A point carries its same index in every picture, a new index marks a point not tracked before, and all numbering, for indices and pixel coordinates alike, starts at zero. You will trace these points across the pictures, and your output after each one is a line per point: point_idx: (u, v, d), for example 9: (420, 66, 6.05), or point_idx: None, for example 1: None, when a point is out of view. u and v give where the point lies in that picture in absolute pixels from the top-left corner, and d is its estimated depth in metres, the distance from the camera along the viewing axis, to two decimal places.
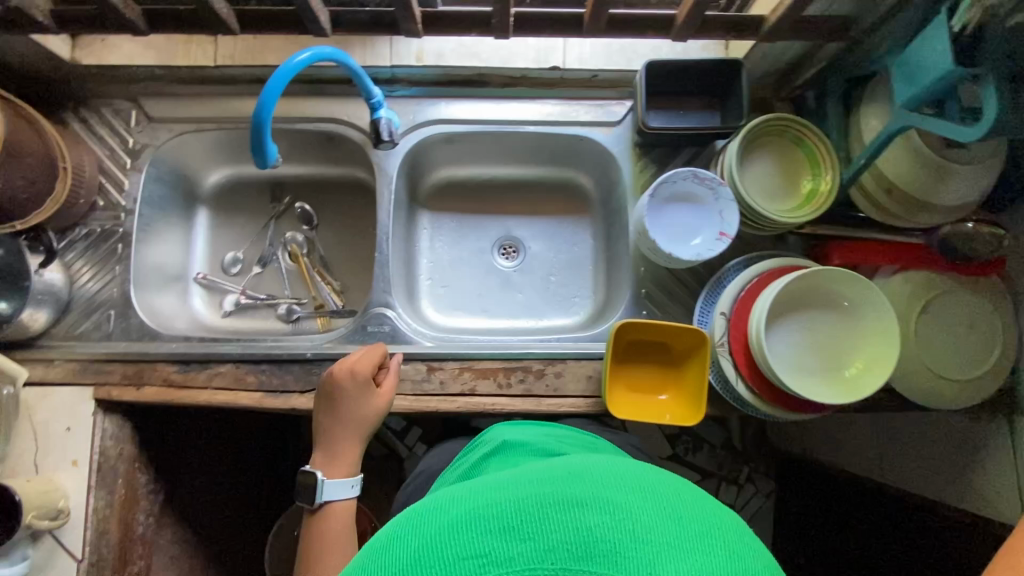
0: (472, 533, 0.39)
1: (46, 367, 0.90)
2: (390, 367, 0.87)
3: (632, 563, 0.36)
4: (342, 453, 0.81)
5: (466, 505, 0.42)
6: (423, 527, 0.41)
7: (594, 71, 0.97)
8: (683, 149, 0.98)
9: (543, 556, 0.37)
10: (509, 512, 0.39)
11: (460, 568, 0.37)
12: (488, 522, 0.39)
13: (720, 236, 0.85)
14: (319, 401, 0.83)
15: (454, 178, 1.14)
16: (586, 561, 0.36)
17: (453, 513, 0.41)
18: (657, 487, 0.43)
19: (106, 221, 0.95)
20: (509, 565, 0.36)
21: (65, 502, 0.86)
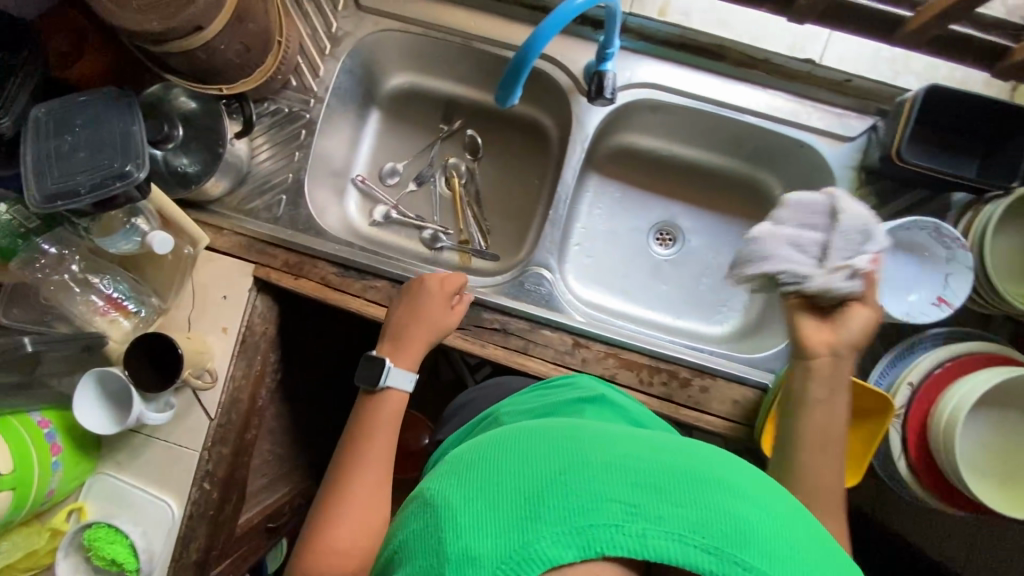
0: (608, 475, 0.40)
1: (215, 233, 0.91)
2: (464, 298, 0.83)
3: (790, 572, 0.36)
4: (407, 345, 0.79)
5: (615, 448, 0.43)
6: (562, 455, 0.42)
7: (850, 75, 0.86)
8: (914, 190, 0.87)
9: (698, 525, 0.37)
10: (657, 473, 0.40)
11: (612, 507, 0.38)
12: (636, 474, 0.40)
13: (937, 301, 0.77)
14: (400, 296, 0.82)
15: (633, 146, 1.06)
16: (740, 549, 0.36)
17: (604, 452, 0.42)
18: (801, 511, 0.43)
19: (295, 102, 0.93)
20: (658, 523, 0.37)
21: (211, 364, 0.90)
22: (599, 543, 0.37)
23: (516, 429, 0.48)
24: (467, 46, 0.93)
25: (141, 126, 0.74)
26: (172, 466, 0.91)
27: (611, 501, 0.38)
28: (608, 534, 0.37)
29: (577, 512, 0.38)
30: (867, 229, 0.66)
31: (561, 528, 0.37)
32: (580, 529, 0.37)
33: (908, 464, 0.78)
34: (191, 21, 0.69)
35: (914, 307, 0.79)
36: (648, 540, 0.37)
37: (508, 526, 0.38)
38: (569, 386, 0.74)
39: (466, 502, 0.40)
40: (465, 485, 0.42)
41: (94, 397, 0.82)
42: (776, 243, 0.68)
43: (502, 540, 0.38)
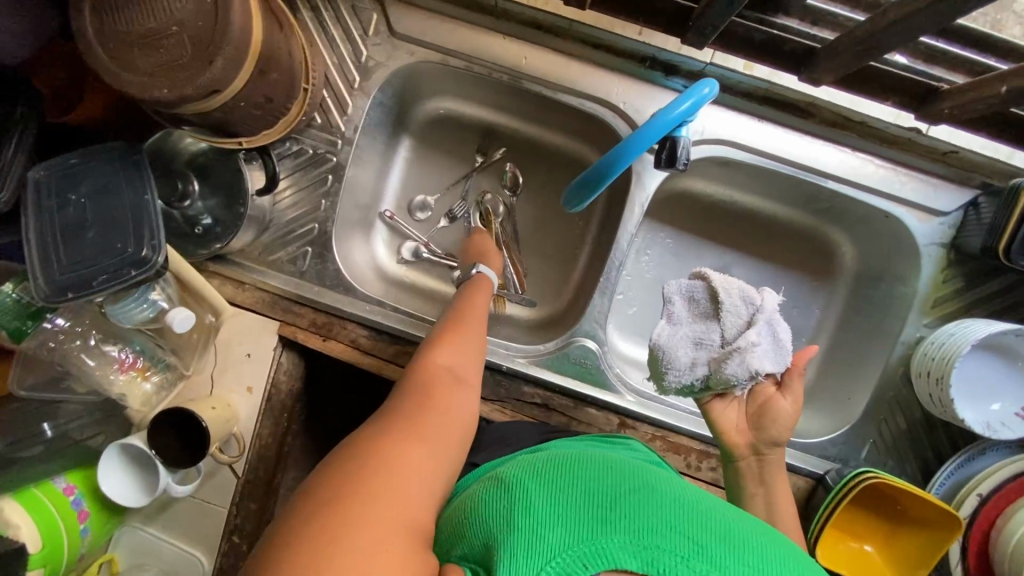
0: (690, 521, 0.43)
1: (236, 288, 0.85)
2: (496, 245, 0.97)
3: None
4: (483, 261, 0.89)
5: (697, 502, 0.47)
6: (654, 491, 0.47)
7: (958, 148, 0.74)
8: (1007, 275, 0.79)
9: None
10: (735, 536, 0.43)
11: (682, 542, 0.41)
12: (717, 530, 0.43)
13: (1022, 412, 0.72)
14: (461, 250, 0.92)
15: (690, 190, 0.96)
16: None
17: (678, 497, 0.47)
18: None
19: (320, 142, 0.83)
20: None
21: (236, 427, 0.86)
22: (662, 563, 0.39)
23: (599, 455, 0.53)
24: (515, 85, 0.82)
25: (155, 194, 0.66)
26: (200, 522, 0.90)
27: (679, 534, 0.42)
28: (673, 560, 0.40)
29: (645, 532, 0.42)
30: (716, 288, 0.69)
31: (630, 538, 0.41)
32: (647, 546, 0.40)
33: (964, 572, 0.74)
34: (207, 86, 0.59)
35: (997, 417, 0.72)
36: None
37: (579, 521, 0.43)
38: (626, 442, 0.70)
39: (544, 492, 0.47)
40: (544, 482, 0.48)
41: (120, 467, 0.78)
42: (680, 344, 0.70)
43: (572, 530, 0.43)
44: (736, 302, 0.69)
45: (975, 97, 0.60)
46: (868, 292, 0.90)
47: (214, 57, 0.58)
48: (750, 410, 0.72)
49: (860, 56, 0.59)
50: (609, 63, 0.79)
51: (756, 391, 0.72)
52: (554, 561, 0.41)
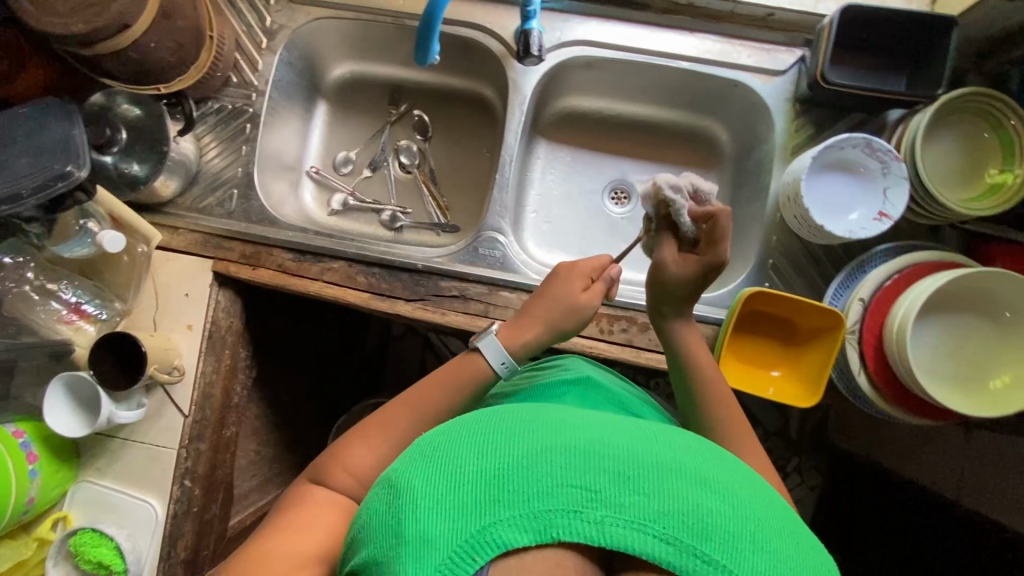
0: (577, 464, 0.42)
1: (172, 234, 0.93)
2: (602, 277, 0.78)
3: (744, 561, 0.39)
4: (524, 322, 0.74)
5: (581, 433, 0.44)
6: (535, 436, 0.44)
7: (771, 9, 0.87)
8: (848, 115, 0.88)
9: (656, 516, 0.40)
10: (625, 461, 0.42)
11: (571, 494, 0.40)
12: (604, 462, 0.42)
13: (878, 216, 0.78)
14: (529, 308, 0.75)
15: (578, 109, 1.06)
16: (700, 539, 0.39)
17: (572, 436, 0.44)
18: (766, 491, 0.46)
19: (238, 98, 0.96)
20: (619, 511, 0.40)
21: (179, 361, 0.91)
22: (555, 529, 0.40)
23: (490, 412, 0.49)
24: (398, 25, 0.97)
25: (81, 131, 0.77)
26: (151, 468, 0.92)
27: (572, 486, 0.41)
28: (567, 518, 0.40)
29: (534, 497, 0.40)
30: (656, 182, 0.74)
31: (519, 512, 0.40)
32: (537, 513, 0.40)
33: (867, 377, 0.78)
34: (115, 18, 0.72)
35: (857, 225, 0.80)
36: (606, 527, 0.40)
37: (465, 511, 0.41)
38: (556, 368, 0.78)
39: (427, 488, 0.42)
40: (428, 470, 0.43)
41: (65, 402, 0.83)
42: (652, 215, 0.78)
43: (459, 524, 0.40)
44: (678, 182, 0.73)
45: None
46: (746, 165, 0.99)
47: None
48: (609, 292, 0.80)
49: None
50: None
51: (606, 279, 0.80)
52: (440, 566, 0.39)
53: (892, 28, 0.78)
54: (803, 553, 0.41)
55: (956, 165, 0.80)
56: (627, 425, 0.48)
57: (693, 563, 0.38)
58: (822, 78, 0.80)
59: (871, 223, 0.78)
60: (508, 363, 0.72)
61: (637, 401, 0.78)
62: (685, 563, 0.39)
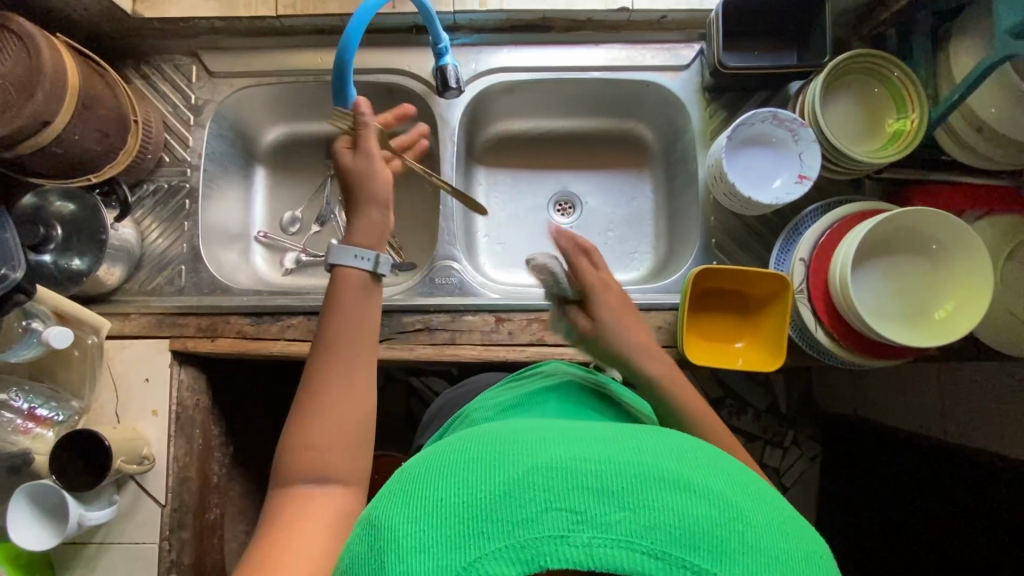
0: (558, 486, 0.41)
1: (123, 320, 0.91)
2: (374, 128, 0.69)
3: (734, 568, 0.38)
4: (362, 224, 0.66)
5: (562, 451, 0.43)
6: (513, 462, 0.43)
7: (663, 12, 0.93)
8: (754, 94, 0.94)
9: (643, 531, 0.39)
10: (607, 475, 0.41)
11: (555, 520, 0.39)
12: (585, 479, 0.41)
13: (799, 178, 0.83)
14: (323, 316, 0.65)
15: (509, 133, 1.11)
16: (689, 549, 0.38)
17: (551, 455, 0.43)
18: (758, 487, 0.45)
19: (173, 176, 0.96)
20: (604, 530, 0.39)
21: (148, 449, 0.88)
22: (542, 557, 0.39)
23: (468, 442, 0.48)
24: (321, 82, 1.00)
25: (12, 232, 0.76)
26: (134, 568, 0.87)
27: (556, 510, 0.40)
28: (554, 544, 0.39)
29: (518, 527, 0.39)
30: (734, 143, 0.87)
31: (504, 543, 0.39)
32: (524, 542, 0.39)
33: (825, 332, 0.80)
34: (33, 117, 0.72)
35: (781, 190, 0.84)
36: (595, 549, 0.39)
37: (452, 547, 0.40)
38: (532, 375, 0.78)
39: (410, 530, 0.41)
40: (411, 508, 0.43)
41: (29, 513, 0.78)
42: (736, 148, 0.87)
43: (445, 561, 0.39)
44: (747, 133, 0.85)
45: None
46: (673, 157, 1.04)
47: (34, 93, 0.72)
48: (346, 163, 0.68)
49: None
50: (386, 40, 0.97)
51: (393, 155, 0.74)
52: None
53: (773, 12, 0.85)
54: (799, 549, 0.41)
55: (854, 122, 0.86)
56: (612, 435, 0.47)
57: (684, 575, 0.38)
58: (721, 65, 0.86)
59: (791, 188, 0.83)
60: (364, 254, 0.65)
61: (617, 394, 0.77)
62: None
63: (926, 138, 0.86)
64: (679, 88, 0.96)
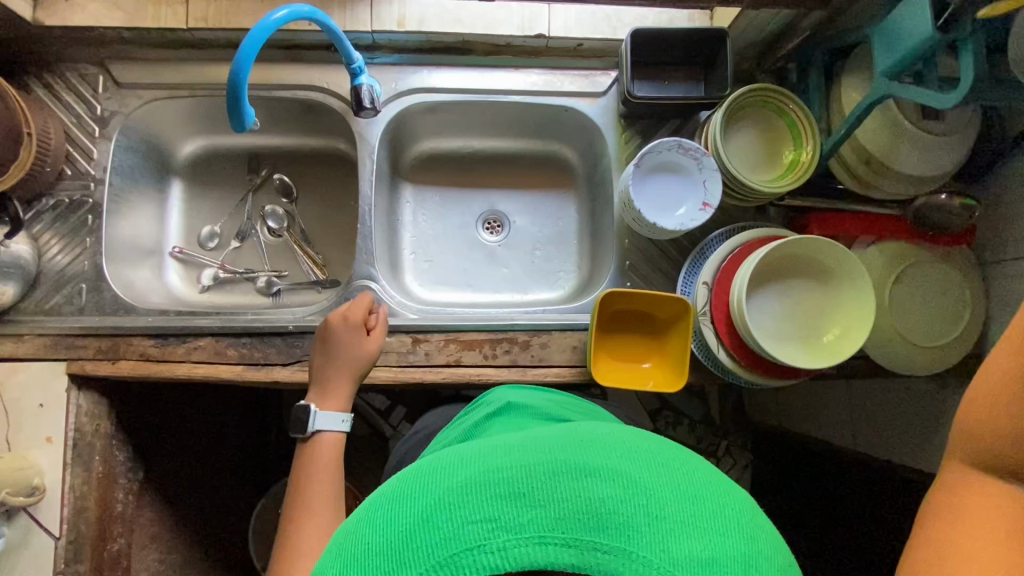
0: (473, 500, 0.44)
1: (15, 342, 0.87)
2: (381, 313, 0.88)
3: (641, 538, 0.41)
4: (334, 389, 0.83)
5: (475, 467, 0.46)
6: (432, 490, 0.46)
7: (580, 40, 0.96)
8: (667, 121, 0.98)
9: (553, 524, 0.42)
10: (516, 479, 0.44)
11: (472, 532, 0.42)
12: (497, 488, 0.44)
13: (702, 206, 0.86)
14: (305, 467, 0.79)
15: (437, 151, 1.11)
16: (598, 531, 0.41)
17: (466, 473, 0.46)
18: (661, 454, 0.49)
19: (75, 190, 0.92)
20: (518, 529, 0.42)
21: (40, 479, 0.84)
22: (464, 570, 0.41)
23: (395, 481, 0.51)
24: None
25: None
26: None
27: (473, 522, 0.42)
28: (475, 555, 0.41)
29: (439, 547, 0.42)
30: (643, 168, 0.89)
31: (429, 565, 0.42)
32: (446, 560, 0.42)
33: (727, 351, 0.84)
34: None
35: (686, 218, 0.87)
36: (511, 551, 0.41)
37: None
38: (482, 405, 0.80)
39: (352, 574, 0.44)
40: (346, 554, 0.46)
41: None
42: (643, 173, 0.89)
43: None
44: (655, 159, 0.88)
45: None
46: (595, 178, 1.07)
47: None
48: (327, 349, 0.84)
49: None
50: (304, 56, 0.96)
51: (324, 329, 0.84)
52: None
53: (679, 45, 0.89)
54: (703, 504, 0.45)
55: (755, 151, 0.91)
56: (527, 440, 0.50)
57: (596, 556, 0.41)
58: (631, 95, 0.89)
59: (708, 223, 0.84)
60: (347, 417, 0.82)
61: (565, 405, 0.79)
62: (589, 559, 0.41)
63: (822, 168, 0.92)
64: (597, 113, 0.98)
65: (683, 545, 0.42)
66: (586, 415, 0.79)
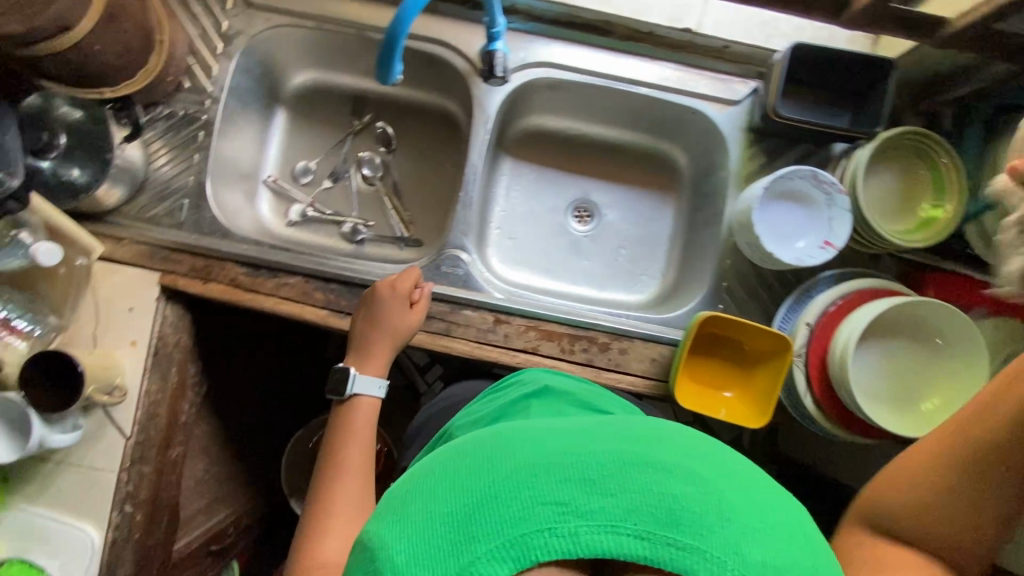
0: (539, 481, 0.41)
1: (114, 245, 0.88)
2: (426, 288, 0.86)
3: (715, 539, 0.38)
4: (373, 354, 0.82)
5: (540, 448, 0.44)
6: (495, 464, 0.43)
7: (728, 42, 0.91)
8: (798, 145, 0.92)
9: (626, 514, 0.39)
10: (587, 465, 0.42)
11: (540, 513, 0.39)
12: (566, 471, 0.41)
13: (824, 245, 0.82)
14: (336, 431, 0.77)
15: (543, 129, 1.08)
16: (673, 527, 0.39)
17: (530, 453, 0.43)
18: (723, 458, 0.46)
19: (190, 104, 0.92)
20: (589, 516, 0.39)
21: (121, 380, 0.86)
22: (533, 552, 0.39)
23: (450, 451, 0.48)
24: (363, 37, 0.95)
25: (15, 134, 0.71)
26: (90, 491, 0.87)
27: (542, 503, 0.40)
28: (545, 537, 0.39)
29: (505, 524, 0.39)
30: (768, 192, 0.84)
31: (495, 544, 0.39)
32: (514, 540, 0.39)
33: (813, 399, 0.81)
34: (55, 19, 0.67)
35: (803, 253, 0.84)
36: (582, 538, 0.39)
37: (448, 551, 0.39)
38: (515, 383, 0.77)
39: (408, 540, 0.41)
40: (402, 517, 0.43)
41: None
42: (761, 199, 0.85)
43: (442, 567, 0.39)
44: (785, 184, 0.84)
45: None
46: (703, 189, 1.02)
47: None
48: (369, 314, 0.83)
49: None
50: (438, 8, 0.93)
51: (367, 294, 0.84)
52: None
53: (836, 68, 0.83)
54: (772, 515, 0.42)
55: (889, 198, 0.85)
56: (588, 427, 0.47)
57: (669, 552, 0.38)
58: (774, 112, 0.85)
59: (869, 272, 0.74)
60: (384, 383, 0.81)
61: (602, 397, 0.76)
62: (662, 554, 0.38)
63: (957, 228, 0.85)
64: (726, 123, 0.93)
65: (759, 553, 0.38)
66: (627, 408, 0.75)
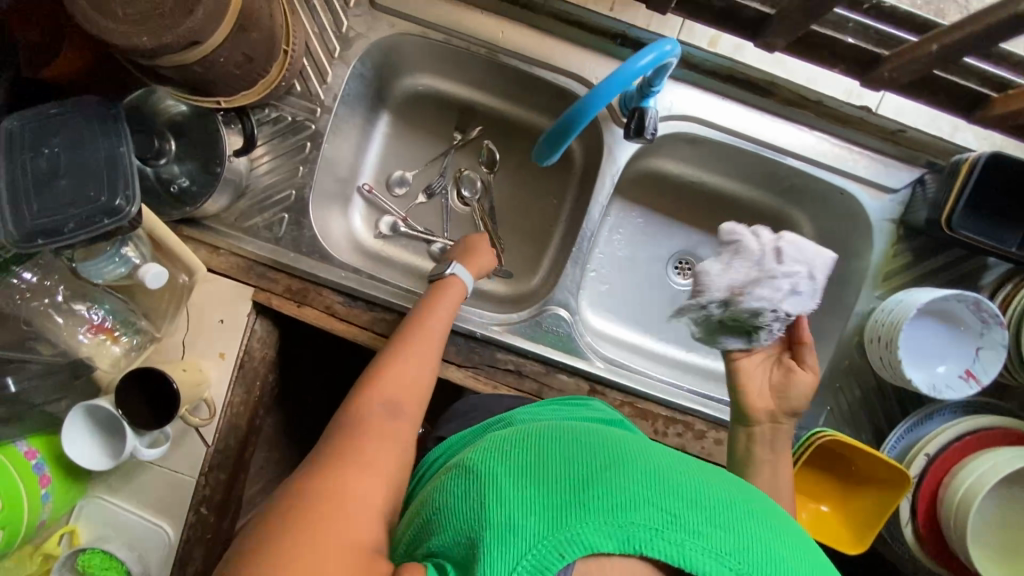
0: (657, 487, 0.41)
1: (210, 253, 0.85)
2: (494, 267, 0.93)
3: None
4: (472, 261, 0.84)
5: (661, 460, 0.44)
6: (615, 455, 0.44)
7: (904, 126, 0.81)
8: (951, 250, 0.83)
9: (735, 553, 0.38)
10: (704, 494, 0.41)
11: (652, 513, 0.39)
12: (685, 491, 0.41)
13: (966, 376, 0.76)
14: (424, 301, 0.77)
15: (659, 172, 0.99)
16: None
17: (652, 462, 0.44)
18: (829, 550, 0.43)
19: (299, 110, 0.86)
20: (697, 537, 0.38)
21: (208, 393, 0.85)
22: (637, 542, 0.38)
23: (561, 427, 0.49)
24: (492, 58, 0.86)
25: (130, 147, 0.66)
26: (168, 492, 0.87)
27: (651, 505, 0.39)
28: (648, 535, 0.38)
29: (616, 509, 0.39)
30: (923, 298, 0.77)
31: (604, 519, 0.39)
32: (622, 523, 0.39)
33: (914, 530, 0.77)
34: (186, 37, 0.59)
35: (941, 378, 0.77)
36: (686, 551, 0.37)
37: (554, 507, 0.40)
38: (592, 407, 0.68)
39: (517, 484, 0.43)
40: (511, 464, 0.45)
41: (86, 427, 0.77)
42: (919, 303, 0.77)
43: (546, 517, 0.40)
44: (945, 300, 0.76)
45: (911, 56, 0.71)
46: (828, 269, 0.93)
47: (196, 8, 0.58)
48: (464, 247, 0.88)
49: (806, 14, 0.68)
50: (581, 38, 0.83)
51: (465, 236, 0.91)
52: (534, 553, 0.38)
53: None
54: None
55: None
56: (704, 464, 0.47)
57: None
58: (947, 225, 0.76)
59: (743, 301, 0.69)
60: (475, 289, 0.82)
61: None
62: None
63: None
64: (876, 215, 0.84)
65: None
66: None
